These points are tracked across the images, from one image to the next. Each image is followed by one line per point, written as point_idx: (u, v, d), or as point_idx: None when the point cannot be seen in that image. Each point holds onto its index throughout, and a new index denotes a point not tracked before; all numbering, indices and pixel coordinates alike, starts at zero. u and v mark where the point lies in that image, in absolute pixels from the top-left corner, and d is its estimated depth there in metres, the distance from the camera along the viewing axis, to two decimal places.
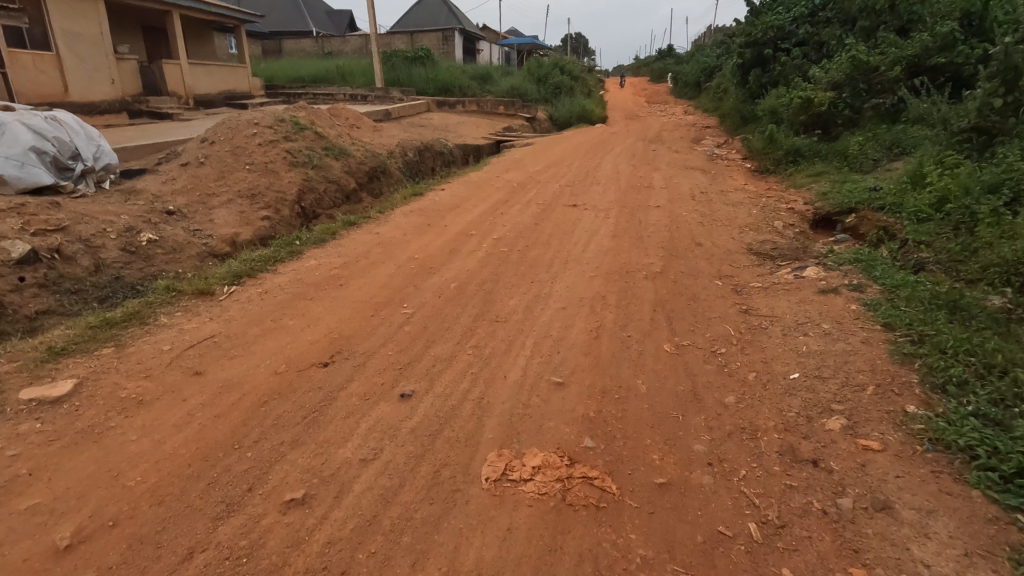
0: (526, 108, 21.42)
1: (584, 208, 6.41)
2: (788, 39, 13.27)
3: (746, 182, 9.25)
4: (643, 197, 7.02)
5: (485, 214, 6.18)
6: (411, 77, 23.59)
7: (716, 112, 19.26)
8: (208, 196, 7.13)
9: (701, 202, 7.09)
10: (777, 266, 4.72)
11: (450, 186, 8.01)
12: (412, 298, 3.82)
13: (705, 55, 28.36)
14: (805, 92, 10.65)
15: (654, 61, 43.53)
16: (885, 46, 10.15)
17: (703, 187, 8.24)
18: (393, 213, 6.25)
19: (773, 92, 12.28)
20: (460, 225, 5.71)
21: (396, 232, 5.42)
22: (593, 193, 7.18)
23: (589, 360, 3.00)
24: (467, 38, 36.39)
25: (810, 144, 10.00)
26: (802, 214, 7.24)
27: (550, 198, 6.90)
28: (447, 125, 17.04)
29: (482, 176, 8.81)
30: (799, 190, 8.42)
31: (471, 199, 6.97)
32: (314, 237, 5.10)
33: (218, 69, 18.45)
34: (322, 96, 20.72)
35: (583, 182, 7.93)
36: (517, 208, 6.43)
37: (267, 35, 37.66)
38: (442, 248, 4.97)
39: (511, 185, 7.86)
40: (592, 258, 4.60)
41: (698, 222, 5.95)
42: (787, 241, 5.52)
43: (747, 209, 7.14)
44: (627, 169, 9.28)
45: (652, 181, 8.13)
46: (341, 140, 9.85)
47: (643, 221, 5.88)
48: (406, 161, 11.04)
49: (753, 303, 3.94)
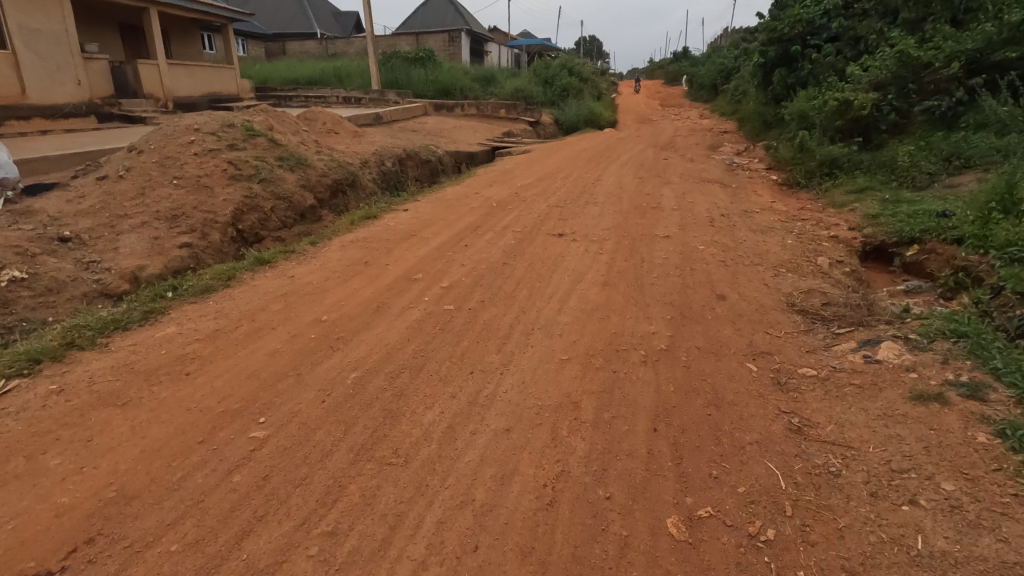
0: (530, 112, 19.16)
1: (572, 237, 5.07)
2: (819, 34, 11.73)
3: (774, 200, 7.85)
4: (647, 221, 5.66)
5: (444, 246, 4.86)
6: (410, 79, 22.38)
7: (735, 116, 17.80)
8: (118, 217, 5.89)
9: (721, 227, 5.72)
10: (835, 337, 3.34)
11: (420, 204, 6.72)
12: (280, 404, 2.49)
13: (722, 57, 26.89)
14: (842, 93, 9.18)
15: (669, 64, 42.09)
16: (937, 40, 8.67)
17: (723, 207, 6.84)
18: (330, 243, 4.94)
19: (803, 93, 10.81)
20: (406, 265, 4.39)
21: (316, 275, 4.10)
22: (588, 215, 5.85)
23: (526, 574, 1.68)
24: (474, 40, 35.23)
25: (849, 154, 8.56)
26: (848, 243, 5.82)
27: (532, 223, 5.58)
28: (441, 130, 15.76)
29: (462, 190, 7.54)
30: (839, 210, 7.01)
31: (435, 223, 5.66)
32: (198, 283, 3.80)
33: (201, 71, 17.42)
34: (315, 98, 19.59)
35: (577, 200, 6.58)
36: (487, 238, 5.09)
37: (270, 37, 36.81)
38: (368, 303, 3.64)
39: (490, 203, 6.54)
40: (570, 325, 3.23)
41: (717, 260, 4.57)
42: (840, 289, 4.12)
43: (779, 237, 5.75)
44: (631, 182, 7.93)
45: (661, 199, 6.76)
46: (304, 148, 8.59)
47: (646, 257, 4.53)
48: (383, 171, 9.79)
49: (808, 413, 2.57)
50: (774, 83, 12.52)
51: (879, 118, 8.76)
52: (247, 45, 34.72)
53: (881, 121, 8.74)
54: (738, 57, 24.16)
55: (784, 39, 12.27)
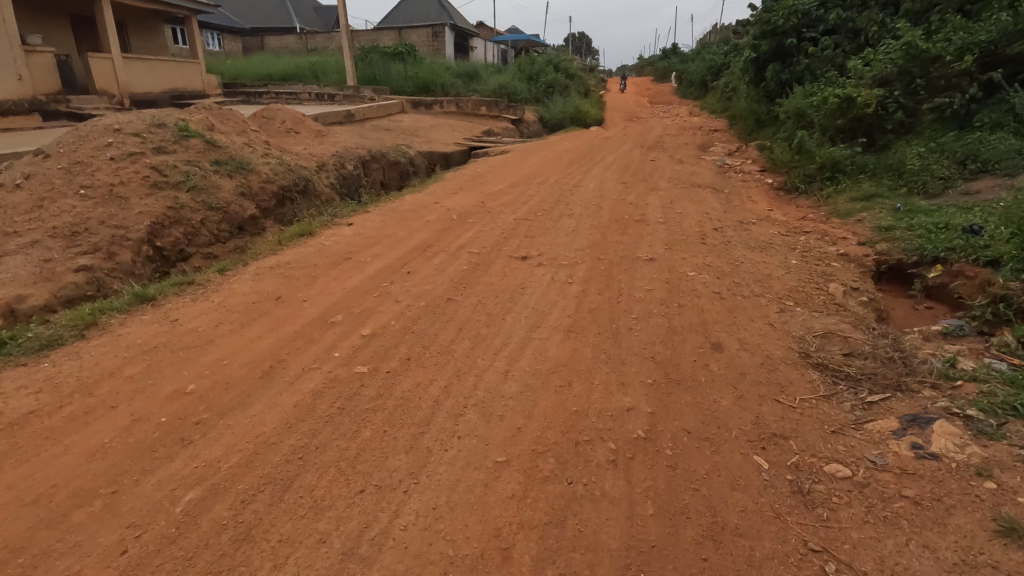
0: (512, 109, 18.38)
1: (537, 261, 4.24)
2: (815, 26, 10.99)
3: (771, 208, 7.08)
4: (627, 239, 4.85)
5: (381, 274, 4.02)
6: (388, 75, 21.42)
7: (726, 114, 17.09)
8: (6, 236, 5.02)
9: (713, 244, 4.92)
10: (868, 409, 2.54)
11: (370, 215, 5.86)
12: (55, 559, 1.67)
13: (712, 52, 26.22)
14: (843, 89, 8.43)
15: (657, 61, 41.43)
16: (947, 31, 7.94)
17: (716, 217, 6.05)
18: (244, 269, 4.08)
19: (799, 89, 10.03)
20: (328, 301, 3.54)
21: (207, 318, 3.25)
22: (559, 231, 5.03)
23: None
24: (459, 35, 34.30)
25: (851, 156, 7.81)
26: (860, 261, 5.04)
27: (493, 241, 4.75)
28: (417, 128, 14.88)
29: (424, 198, 6.68)
30: (845, 221, 6.26)
31: (381, 241, 4.82)
32: (41, 333, 2.97)
33: (161, 66, 16.42)
34: (286, 95, 18.62)
35: (550, 212, 5.76)
36: (436, 263, 4.25)
37: (248, 32, 35.65)
38: (259, 361, 2.80)
39: (450, 215, 5.70)
40: (517, 400, 2.40)
41: (711, 290, 3.77)
42: (862, 330, 3.34)
43: (780, 255, 4.97)
44: (614, 189, 7.14)
45: (645, 209, 5.96)
46: (249, 150, 7.69)
47: (625, 288, 3.71)
48: (343, 175, 8.90)
49: (846, 551, 1.78)
50: (767, 79, 11.76)
51: (884, 116, 8.01)
52: (223, 39, 33.55)
53: (887, 120, 7.99)
54: (728, 53, 23.48)
55: (778, 32, 11.49)
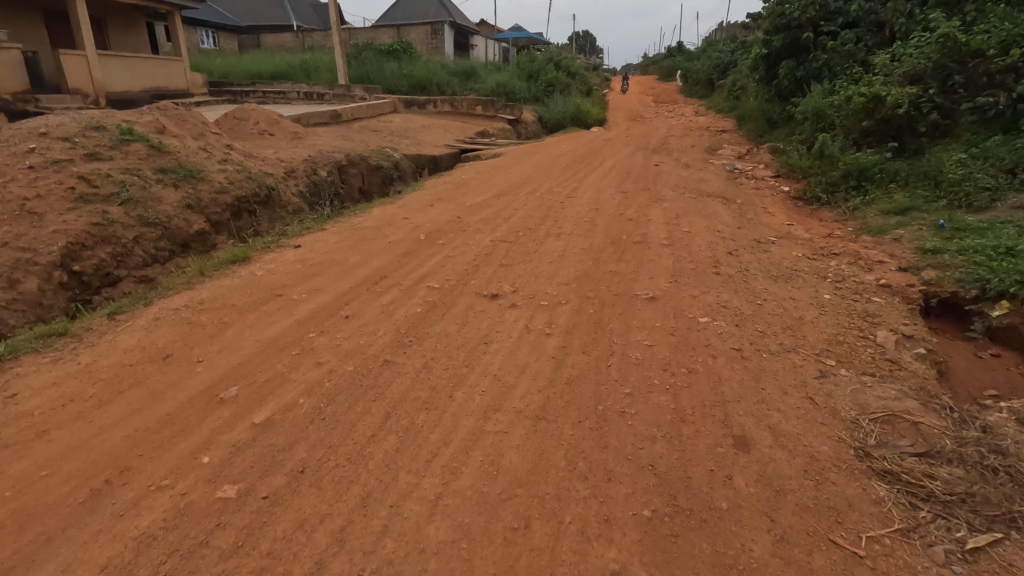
0: (509, 109, 17.19)
1: (509, 299, 3.41)
2: (834, 19, 10.11)
3: (790, 222, 6.23)
4: (623, 267, 4.02)
5: (312, 319, 3.20)
6: (382, 73, 20.61)
7: (734, 112, 16.22)
8: None
9: (726, 272, 4.08)
10: (975, 564, 1.73)
11: (326, 231, 5.06)
12: None
13: (718, 50, 25.38)
14: (869, 87, 7.57)
15: (662, 59, 40.52)
16: (990, 22, 7.05)
17: (729, 236, 5.20)
18: (141, 311, 3.28)
19: (817, 87, 9.15)
20: (231, 361, 2.73)
21: (57, 391, 2.46)
22: (542, 256, 4.20)
23: None
24: (458, 33, 33.52)
25: (880, 161, 6.95)
26: (905, 292, 4.19)
27: (461, 270, 3.92)
28: (406, 129, 14.07)
29: (395, 210, 5.87)
30: (878, 240, 5.42)
31: (327, 269, 4.01)
32: None
33: (141, 64, 15.69)
34: (273, 94, 17.84)
35: (535, 229, 4.93)
36: (385, 301, 3.42)
37: (244, 29, 34.96)
38: (93, 466, 2.02)
39: (418, 234, 4.89)
40: (444, 561, 1.61)
41: (729, 345, 2.93)
42: (934, 408, 2.51)
43: (808, 285, 4.14)
44: (611, 201, 6.31)
45: (647, 226, 5.12)
46: (204, 156, 6.88)
47: (618, 343, 2.88)
48: (315, 182, 8.09)
49: None
50: (781, 76, 10.88)
51: (916, 118, 7.14)
52: (217, 37, 32.85)
53: (919, 121, 7.12)
54: (735, 51, 22.61)
55: (793, 25, 10.60)
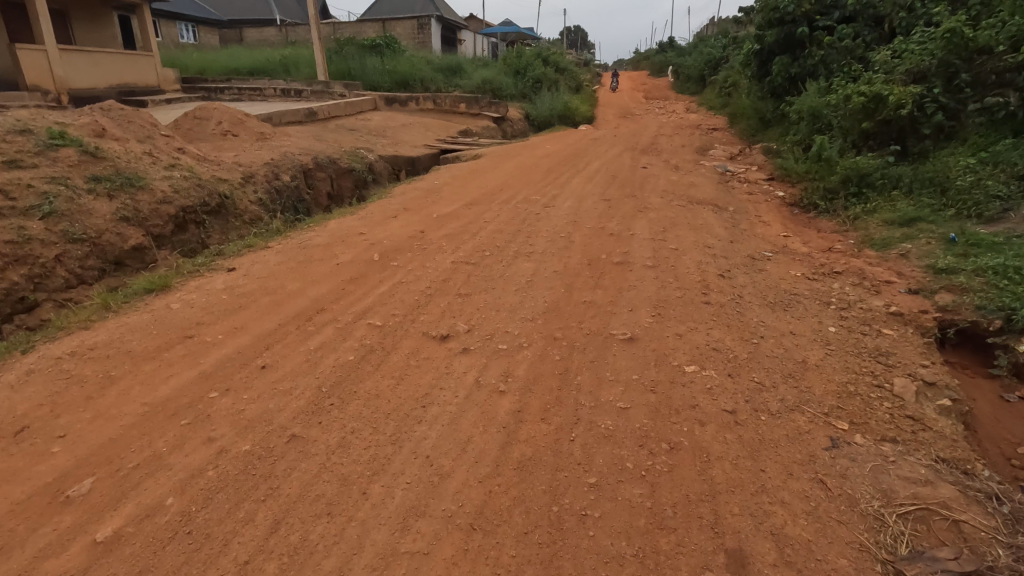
0: (495, 106, 16.60)
1: (461, 341, 2.89)
2: (830, 13, 9.63)
3: (785, 234, 5.75)
4: (599, 296, 3.50)
5: (220, 370, 2.67)
6: (364, 68, 19.94)
7: (726, 110, 15.75)
8: None
9: (716, 300, 3.57)
10: None
11: (269, 249, 4.51)
12: None
13: (710, 45, 24.93)
14: (869, 86, 7.09)
15: (654, 55, 39.98)
16: (999, 16, 6.57)
17: (721, 252, 4.70)
18: (16, 363, 2.75)
19: (813, 85, 8.66)
20: (101, 435, 2.20)
21: None
22: (507, 282, 3.68)
23: None
24: (446, 28, 32.87)
25: (882, 166, 6.47)
26: (918, 321, 3.70)
27: (411, 302, 3.38)
28: (386, 128, 13.48)
29: (353, 223, 5.32)
30: (882, 256, 4.93)
31: (257, 300, 3.47)
32: None
33: (107, 59, 15.00)
34: (249, 90, 17.17)
35: (503, 247, 4.40)
36: (313, 345, 2.89)
37: (225, 23, 34.10)
38: None
39: (372, 253, 4.35)
40: None
41: (720, 404, 2.41)
42: (975, 498, 2.01)
43: (810, 314, 3.64)
44: (592, 210, 5.79)
45: (629, 241, 4.61)
46: (148, 161, 6.28)
47: (584, 405, 2.36)
48: (276, 188, 7.52)
49: None
50: (774, 73, 10.38)
51: (919, 119, 6.67)
52: (198, 31, 31.98)
53: (923, 122, 6.64)
54: (727, 46, 22.16)
55: (786, 20, 10.11)
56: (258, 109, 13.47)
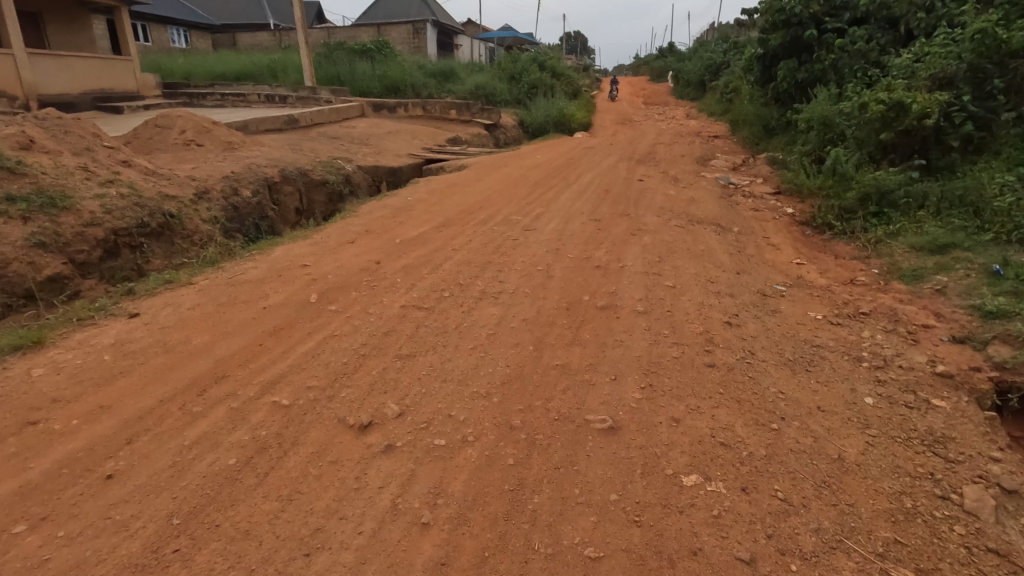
0: (487, 112, 15.95)
1: (386, 433, 2.19)
2: (840, 15, 8.97)
3: (798, 261, 5.05)
4: (575, 358, 2.79)
5: (48, 483, 1.96)
6: (353, 73, 19.30)
7: (728, 116, 15.07)
8: None
9: (722, 361, 2.86)
10: None
11: (190, 286, 3.80)
12: None
13: (710, 50, 24.36)
14: (889, 92, 6.40)
15: (653, 61, 39.40)
16: None
17: (726, 289, 3.99)
18: None
19: (823, 92, 7.98)
20: None
21: None
22: (464, 336, 2.98)
23: None
24: (442, 32, 32.27)
25: (905, 182, 5.78)
26: (971, 382, 2.99)
27: (338, 366, 2.68)
28: (370, 136, 12.81)
29: (302, 250, 4.62)
30: (914, 292, 4.23)
31: (145, 363, 2.76)
32: None
33: (81, 63, 14.35)
34: (232, 96, 16.51)
35: (468, 284, 3.70)
36: (188, 438, 2.18)
37: (217, 27, 33.45)
38: None
39: (311, 291, 3.65)
40: None
41: (732, 550, 1.71)
42: None
43: (839, 377, 2.94)
44: (578, 234, 5.09)
45: (617, 276, 3.91)
46: (80, 177, 5.57)
47: (539, 553, 1.68)
48: (234, 204, 6.83)
49: None
50: (779, 78, 9.70)
51: (946, 130, 5.98)
52: (190, 35, 31.29)
53: (950, 134, 5.96)
54: (728, 52, 21.57)
55: (792, 22, 9.43)
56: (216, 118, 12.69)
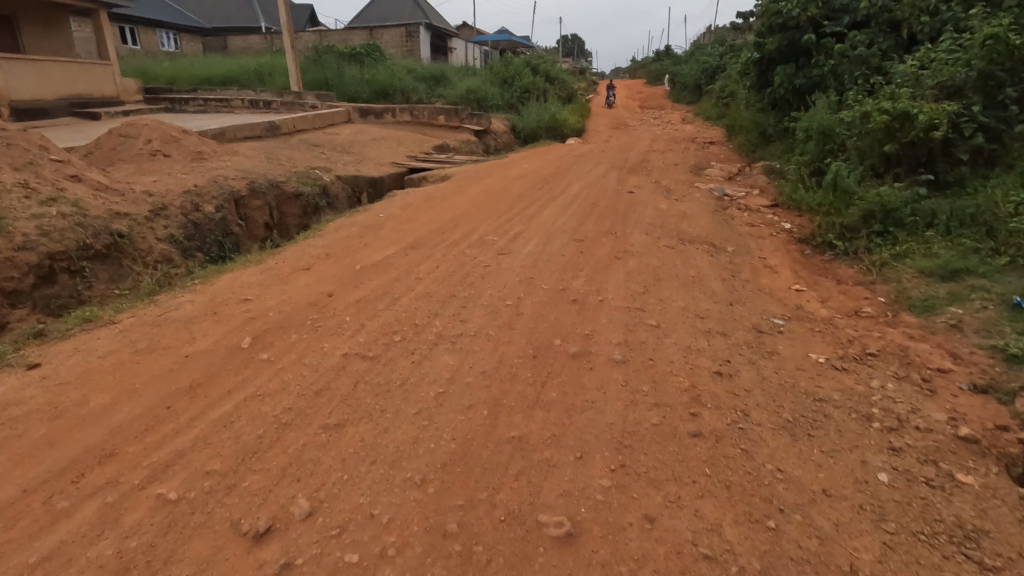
0: (476, 118, 15.53)
1: (285, 544, 1.76)
2: (839, 18, 8.58)
3: (798, 287, 4.63)
4: (535, 426, 2.36)
5: None
6: (341, 78, 18.88)
7: (724, 121, 14.68)
8: None
9: (709, 427, 2.43)
10: None
11: (111, 325, 3.37)
12: None
13: (706, 53, 24.00)
14: (893, 101, 5.99)
15: (649, 64, 39.13)
16: None
17: (716, 326, 3.56)
18: None
19: (823, 100, 7.57)
20: None
21: None
22: (408, 396, 2.54)
23: None
24: (435, 36, 31.89)
25: (911, 199, 5.38)
26: (1000, 446, 2.56)
27: (249, 440, 2.24)
28: (354, 143, 12.38)
29: (250, 278, 4.19)
30: (927, 326, 3.80)
31: (24, 435, 2.33)
32: None
33: (56, 68, 13.92)
34: (214, 101, 16.09)
35: (424, 324, 3.26)
36: (38, 554, 1.76)
37: (208, 30, 33.05)
38: None
39: (245, 333, 3.21)
40: None
41: None
42: None
43: (848, 443, 2.51)
44: (557, 257, 4.66)
45: (595, 313, 3.48)
46: (18, 195, 5.14)
47: None
48: (195, 221, 6.39)
49: None
50: (776, 84, 9.29)
51: (954, 141, 5.57)
52: (179, 38, 30.82)
53: (959, 145, 5.55)
54: (724, 55, 21.23)
55: (789, 26, 9.03)
56: (191, 126, 12.25)
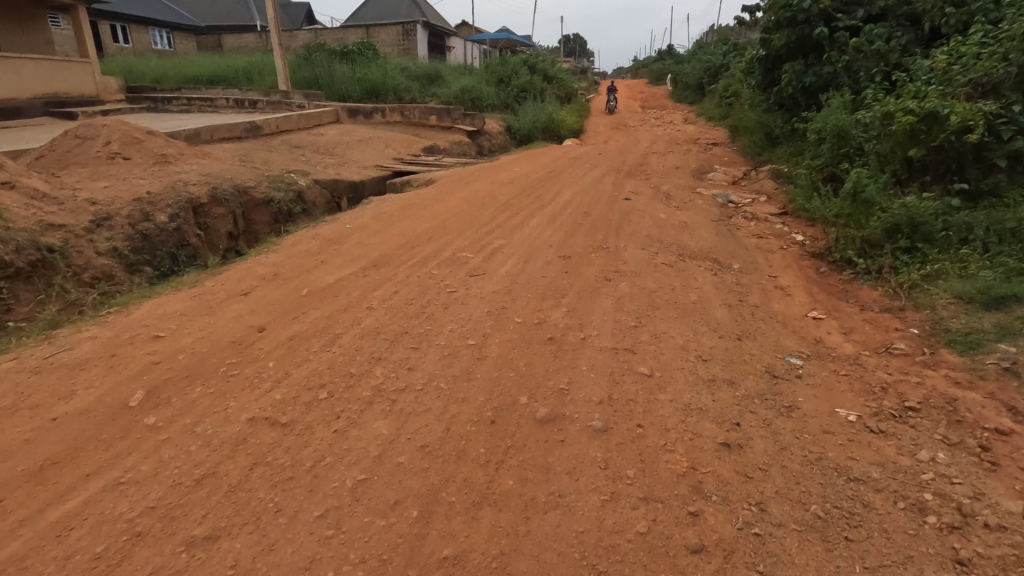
0: (469, 118, 14.91)
1: None
2: (853, 11, 7.95)
3: (815, 315, 4.01)
4: (478, 539, 1.76)
5: None
6: (332, 77, 18.26)
7: (728, 121, 14.07)
8: None
9: (714, 537, 1.82)
10: None
11: None
12: None
13: (708, 53, 23.32)
14: (919, 101, 5.36)
15: (652, 64, 38.51)
16: None
17: (723, 372, 2.94)
18: None
19: (837, 99, 6.93)
20: None
21: None
22: (317, 488, 1.93)
23: None
24: (432, 34, 31.23)
25: (942, 211, 4.75)
26: None
27: (80, 565, 1.66)
28: (338, 145, 11.79)
29: (175, 306, 3.57)
30: (974, 368, 3.17)
31: None
32: None
33: (30, 66, 13.36)
34: (198, 100, 15.50)
35: (362, 373, 2.65)
36: None
37: (202, 29, 32.52)
38: None
39: (138, 385, 2.60)
40: None
41: None
42: None
43: (900, 554, 1.89)
44: (538, 280, 4.04)
45: (575, 356, 2.86)
46: None
47: None
48: (144, 232, 5.80)
49: None
50: (784, 83, 8.65)
51: (989, 146, 4.94)
52: (172, 36, 30.21)
53: (994, 150, 4.92)
54: (728, 53, 20.65)
55: (799, 19, 8.39)
56: (167, 126, 11.67)
